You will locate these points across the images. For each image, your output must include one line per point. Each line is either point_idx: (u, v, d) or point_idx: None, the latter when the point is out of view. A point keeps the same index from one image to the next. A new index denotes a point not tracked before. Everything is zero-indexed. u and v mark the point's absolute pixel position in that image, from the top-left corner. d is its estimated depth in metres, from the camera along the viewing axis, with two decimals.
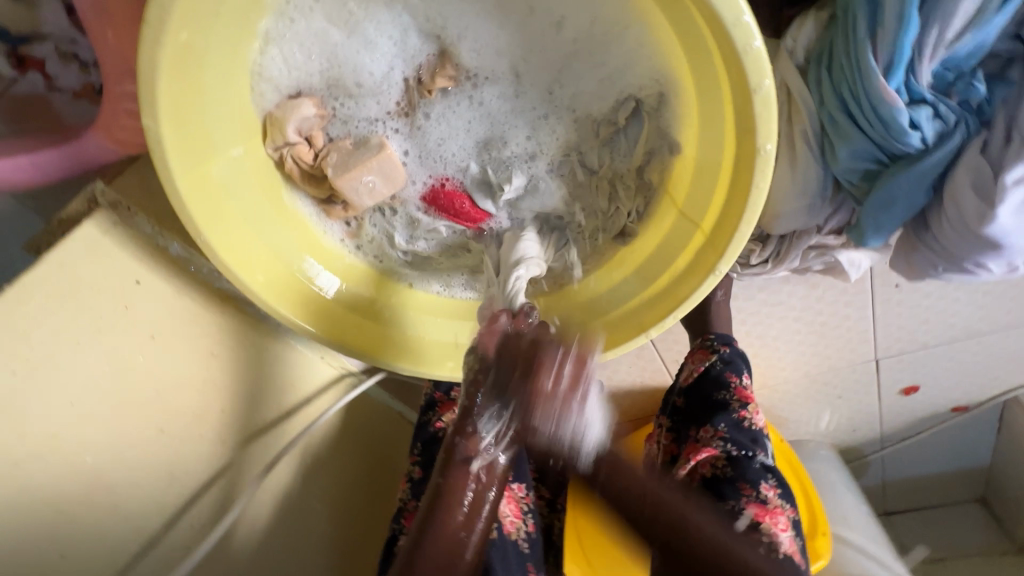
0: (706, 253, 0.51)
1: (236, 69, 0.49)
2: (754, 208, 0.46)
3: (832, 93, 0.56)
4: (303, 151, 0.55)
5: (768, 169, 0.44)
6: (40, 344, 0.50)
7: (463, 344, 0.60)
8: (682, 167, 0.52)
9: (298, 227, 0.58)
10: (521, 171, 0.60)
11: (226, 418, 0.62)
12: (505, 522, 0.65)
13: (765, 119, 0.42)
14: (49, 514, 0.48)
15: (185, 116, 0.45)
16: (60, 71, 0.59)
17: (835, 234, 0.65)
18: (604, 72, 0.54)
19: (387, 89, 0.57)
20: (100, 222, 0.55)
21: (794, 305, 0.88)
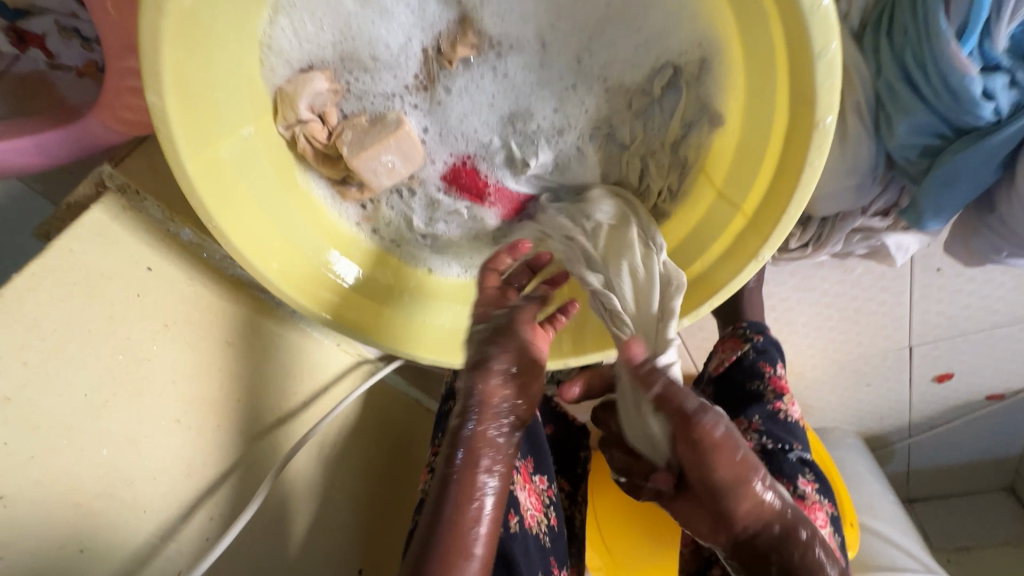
0: (747, 236, 0.46)
1: (246, 40, 0.46)
2: (805, 188, 0.42)
3: (889, 61, 0.54)
4: (317, 129, 0.52)
5: (827, 144, 0.40)
6: (51, 334, 0.48)
7: None
8: (724, 142, 0.49)
9: (313, 211, 0.55)
10: (548, 146, 0.57)
11: (244, 406, 0.61)
12: (526, 515, 0.63)
13: (827, 89, 0.38)
14: (66, 510, 0.47)
15: (192, 89, 0.41)
16: (62, 48, 0.57)
17: (881, 216, 0.64)
18: (642, 38, 0.51)
19: (404, 63, 0.53)
20: (109, 208, 0.54)
21: (826, 290, 0.83)
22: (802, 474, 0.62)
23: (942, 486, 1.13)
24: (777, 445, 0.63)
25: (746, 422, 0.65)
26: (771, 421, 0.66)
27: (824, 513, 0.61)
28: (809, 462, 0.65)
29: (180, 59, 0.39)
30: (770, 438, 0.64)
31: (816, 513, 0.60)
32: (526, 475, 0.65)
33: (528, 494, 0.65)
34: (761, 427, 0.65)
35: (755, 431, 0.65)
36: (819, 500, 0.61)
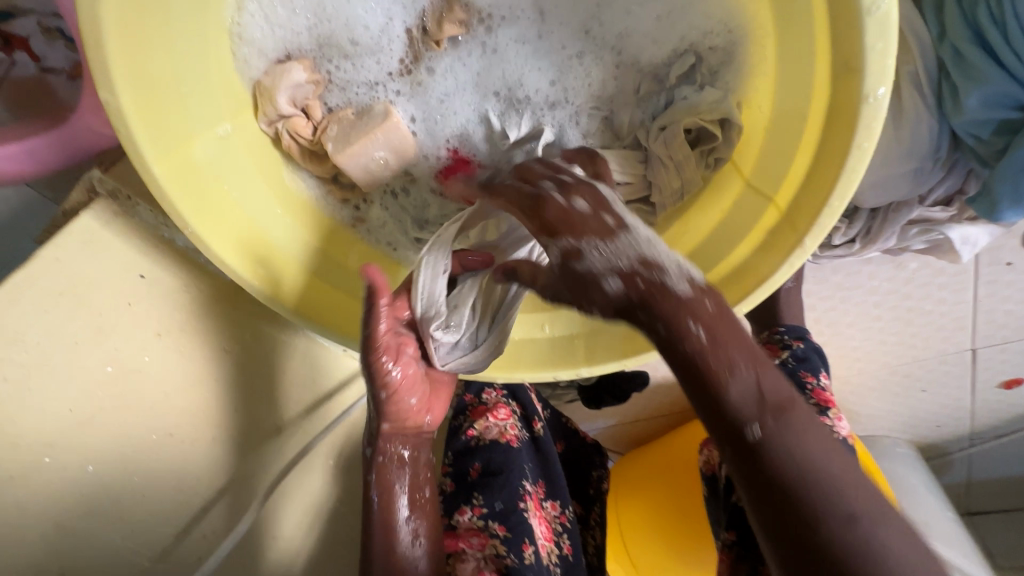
0: (781, 233, 0.39)
1: (211, 29, 0.43)
2: (852, 175, 0.34)
3: (956, 20, 0.47)
4: (300, 124, 0.49)
5: (879, 122, 0.32)
6: (33, 348, 0.48)
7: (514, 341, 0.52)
8: (755, 125, 0.43)
9: (303, 213, 0.50)
10: (532, 119, 0.53)
11: (239, 418, 0.56)
12: (540, 544, 0.61)
13: (882, 52, 0.31)
14: (47, 527, 0.47)
15: (147, 82, 0.37)
16: (48, 50, 0.56)
17: (942, 206, 0.56)
18: (664, 9, 0.48)
19: (387, 45, 0.52)
20: (100, 213, 0.51)
21: (875, 288, 0.75)
22: None
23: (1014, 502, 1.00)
24: None
25: None
26: None
27: None
28: None
29: (133, 52, 0.36)
30: None
31: None
32: (538, 501, 0.64)
33: (540, 521, 0.63)
34: None
35: None
36: None
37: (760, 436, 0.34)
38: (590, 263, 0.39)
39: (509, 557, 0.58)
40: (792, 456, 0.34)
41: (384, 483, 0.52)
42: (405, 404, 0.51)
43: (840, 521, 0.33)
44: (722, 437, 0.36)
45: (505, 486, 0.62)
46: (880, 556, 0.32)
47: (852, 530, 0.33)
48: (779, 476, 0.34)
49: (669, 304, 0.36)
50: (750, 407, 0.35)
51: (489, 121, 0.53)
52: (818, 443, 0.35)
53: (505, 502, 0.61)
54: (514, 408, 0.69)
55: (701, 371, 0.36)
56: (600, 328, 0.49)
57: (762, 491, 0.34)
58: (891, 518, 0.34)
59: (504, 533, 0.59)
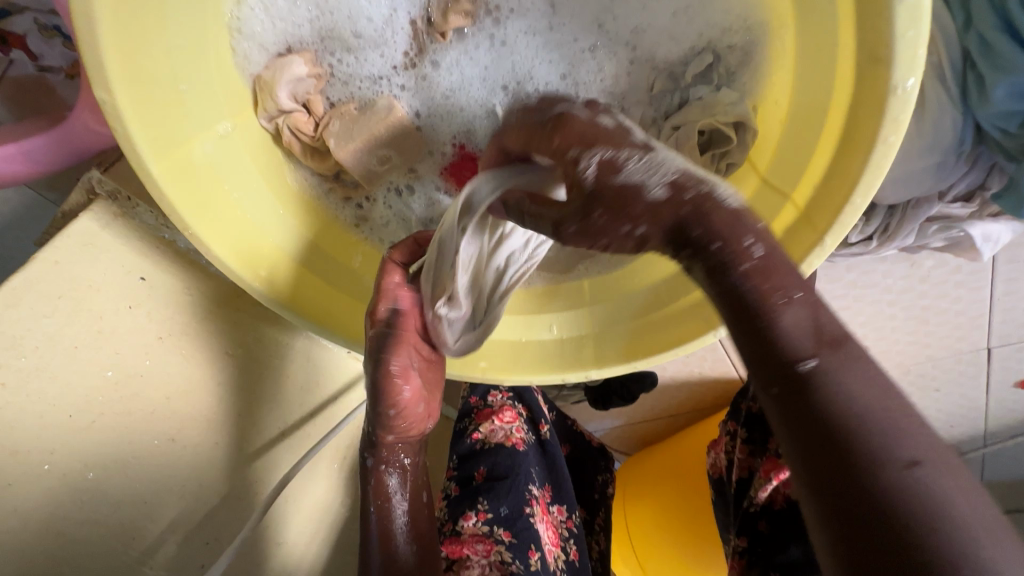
0: (798, 230, 0.37)
1: (210, 24, 0.42)
2: (877, 170, 0.32)
3: (983, 7, 0.45)
4: (302, 120, 0.48)
5: (908, 114, 0.31)
6: (31, 353, 0.46)
7: (523, 342, 0.51)
8: (771, 119, 0.41)
9: (306, 213, 0.49)
10: None
11: (241, 422, 0.55)
12: (545, 551, 0.60)
13: (914, 40, 0.29)
14: (46, 537, 0.46)
15: (143, 77, 0.36)
16: (45, 49, 0.54)
17: (962, 202, 0.54)
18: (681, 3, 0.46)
19: (391, 37, 0.50)
20: (99, 215, 0.49)
21: (890, 286, 0.73)
22: None
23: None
24: None
25: None
26: None
27: None
28: None
29: (130, 49, 0.35)
30: None
31: None
32: (544, 506, 0.63)
33: (546, 526, 0.62)
34: None
35: None
36: None
37: (813, 367, 0.30)
38: (624, 176, 0.32)
39: (514, 564, 0.57)
40: (849, 399, 0.29)
41: (381, 491, 0.51)
42: (414, 410, 0.49)
43: (901, 464, 0.27)
44: (764, 373, 0.31)
45: (512, 491, 0.61)
46: (953, 523, 0.25)
47: (918, 482, 0.26)
48: (828, 416, 0.29)
49: (719, 214, 0.31)
50: (802, 338, 0.30)
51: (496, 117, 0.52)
52: (883, 392, 0.29)
53: (511, 508, 0.60)
54: (520, 411, 0.68)
55: (747, 297, 0.31)
56: (606, 331, 0.49)
57: (814, 435, 0.29)
58: (956, 466, 0.28)
59: (510, 539, 0.58)
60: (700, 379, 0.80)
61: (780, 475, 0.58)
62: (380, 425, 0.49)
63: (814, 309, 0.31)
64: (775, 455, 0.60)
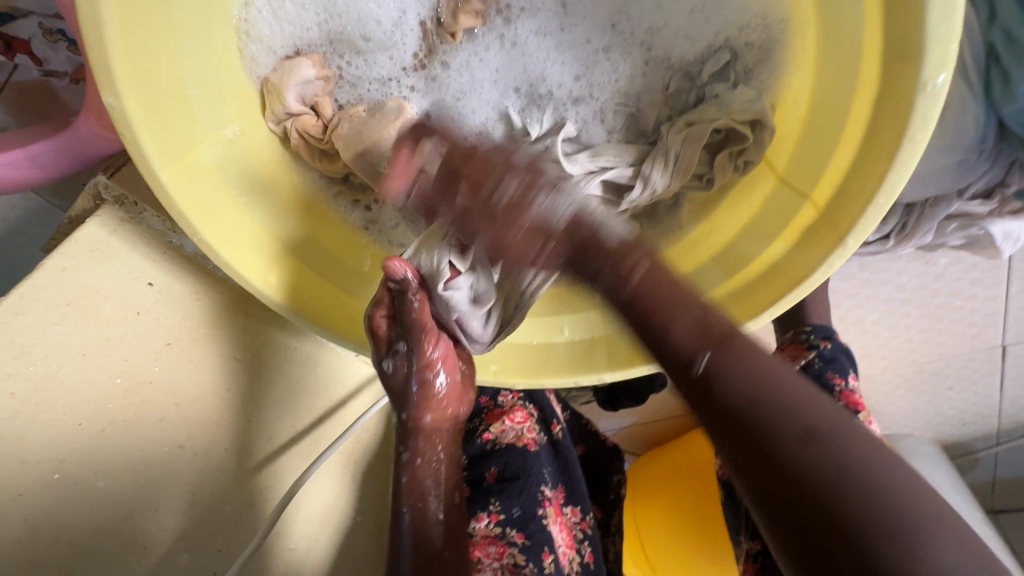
0: (818, 231, 0.37)
1: (216, 27, 0.41)
2: (903, 169, 0.32)
3: (1007, 1, 0.45)
4: (310, 122, 0.47)
5: (936, 112, 0.30)
6: (40, 362, 0.46)
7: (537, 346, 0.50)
8: (789, 116, 0.41)
9: (315, 216, 0.49)
10: (555, 115, 0.51)
11: (250, 427, 0.55)
12: (559, 553, 0.59)
13: (944, 37, 0.29)
14: (59, 546, 0.45)
15: (151, 82, 0.35)
16: (51, 53, 0.53)
17: (981, 200, 0.53)
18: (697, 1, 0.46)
19: (400, 40, 0.50)
20: (106, 220, 0.49)
21: (904, 285, 0.72)
22: None
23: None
24: None
25: None
26: None
27: None
28: None
29: (141, 54, 0.34)
30: None
31: None
32: (558, 507, 0.63)
33: (559, 528, 0.61)
34: None
35: None
36: None
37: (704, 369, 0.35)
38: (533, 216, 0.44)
39: (527, 567, 0.56)
40: (743, 381, 0.34)
41: (415, 489, 0.51)
42: (453, 381, 0.50)
43: (797, 437, 0.32)
44: (676, 374, 0.37)
45: (523, 493, 0.60)
46: (860, 486, 0.30)
47: (832, 435, 0.32)
48: (733, 404, 0.34)
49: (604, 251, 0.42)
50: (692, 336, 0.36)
51: (509, 118, 0.51)
52: (767, 364, 0.35)
53: (523, 509, 0.59)
54: (532, 412, 0.67)
55: (641, 323, 0.39)
56: (619, 331, 0.47)
57: (730, 426, 0.34)
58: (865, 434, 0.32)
59: (522, 541, 0.57)
60: None
61: None
62: (419, 406, 0.50)
63: (701, 318, 0.37)
64: None
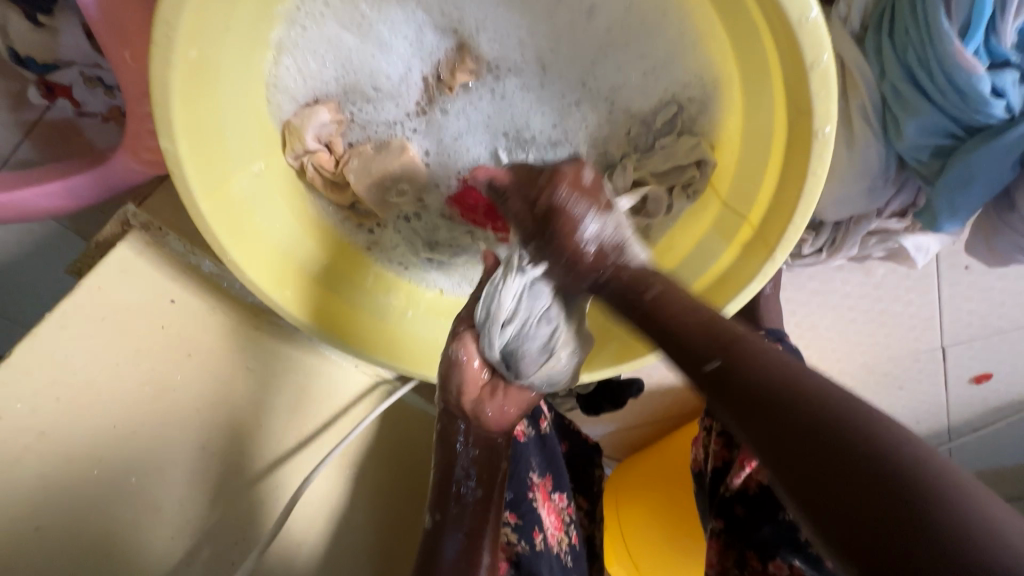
0: (754, 249, 0.46)
1: (250, 83, 0.48)
2: (810, 197, 0.41)
3: (893, 63, 0.55)
4: (324, 158, 0.54)
5: (828, 154, 0.40)
6: (80, 369, 0.51)
7: None
8: (727, 157, 0.49)
9: (322, 237, 0.56)
10: (538, 156, 0.58)
11: (262, 431, 0.61)
12: (547, 534, 0.65)
13: (824, 98, 0.38)
14: (97, 539, 0.50)
15: (201, 127, 0.43)
16: (89, 97, 0.60)
17: (898, 217, 0.63)
18: (647, 63, 0.52)
19: (406, 91, 0.57)
20: (134, 243, 0.55)
21: (848, 293, 0.81)
22: None
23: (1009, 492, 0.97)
24: None
25: None
26: None
27: None
28: None
29: (190, 106, 0.41)
30: None
31: None
32: (545, 492, 0.67)
33: (548, 512, 0.67)
34: None
35: None
36: None
37: (716, 366, 0.37)
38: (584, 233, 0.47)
39: (519, 544, 0.63)
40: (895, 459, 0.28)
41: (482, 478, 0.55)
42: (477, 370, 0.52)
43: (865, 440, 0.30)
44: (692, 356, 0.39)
45: (514, 477, 0.65)
46: (913, 455, 0.29)
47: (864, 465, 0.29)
48: (758, 393, 0.34)
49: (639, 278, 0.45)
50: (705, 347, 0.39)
51: (498, 156, 0.58)
52: (858, 410, 0.31)
53: (515, 493, 0.64)
54: None
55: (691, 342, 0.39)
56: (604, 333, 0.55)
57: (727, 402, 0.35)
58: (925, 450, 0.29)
59: (516, 520, 0.64)
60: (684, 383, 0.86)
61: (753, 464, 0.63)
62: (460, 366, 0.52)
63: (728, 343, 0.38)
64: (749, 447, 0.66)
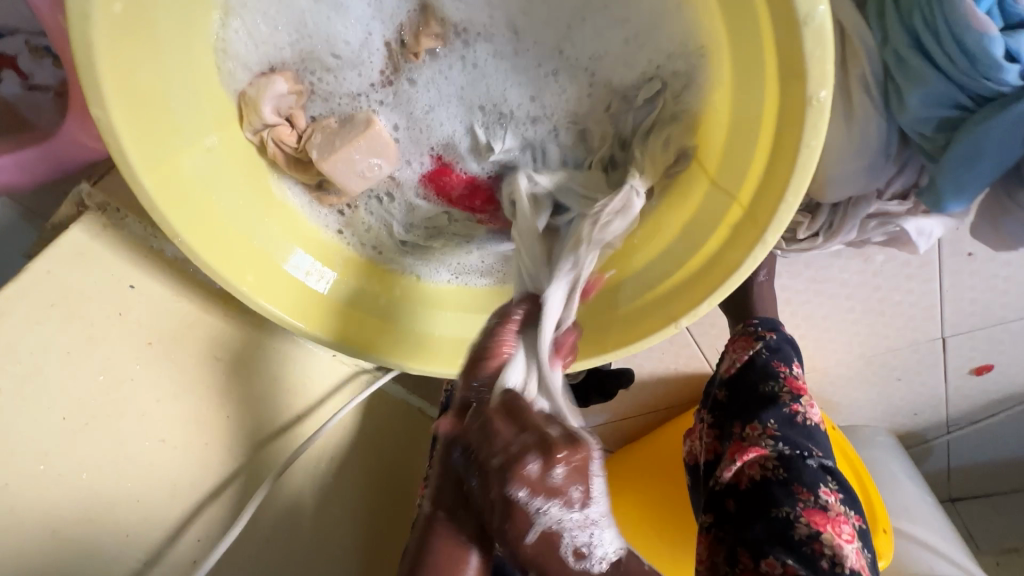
0: (743, 228, 0.43)
1: (196, 42, 0.44)
2: (802, 175, 0.39)
3: (897, 28, 0.51)
4: (285, 132, 0.50)
5: (824, 121, 0.37)
6: (26, 357, 0.48)
7: None
8: (713, 129, 0.46)
9: (286, 218, 0.53)
10: (514, 132, 0.54)
11: (230, 423, 0.58)
12: None
13: (820, 59, 0.35)
14: (42, 537, 0.47)
15: (137, 94, 0.40)
16: (35, 66, 0.56)
17: (898, 200, 0.60)
18: (629, 30, 0.48)
19: (368, 58, 0.51)
20: (89, 226, 0.52)
21: (846, 281, 0.78)
22: (824, 482, 0.59)
23: (1012, 486, 0.95)
24: (796, 451, 0.61)
25: (760, 427, 0.62)
26: (787, 426, 0.63)
27: (850, 525, 0.57)
28: (833, 471, 0.61)
29: (123, 64, 0.38)
30: (786, 445, 0.61)
31: (840, 526, 0.57)
32: None
33: None
34: (777, 432, 0.62)
35: (770, 437, 0.62)
36: (843, 511, 0.58)
37: None
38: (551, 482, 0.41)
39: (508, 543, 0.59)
40: None
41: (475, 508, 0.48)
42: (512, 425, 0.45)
43: None
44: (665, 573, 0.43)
45: None
46: None
47: None
48: None
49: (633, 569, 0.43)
50: None
51: (474, 133, 0.55)
52: None
53: None
54: None
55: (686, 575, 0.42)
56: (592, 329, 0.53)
57: None
58: None
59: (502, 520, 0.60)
60: (675, 374, 0.84)
61: (744, 456, 0.62)
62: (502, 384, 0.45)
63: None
64: (739, 438, 0.63)
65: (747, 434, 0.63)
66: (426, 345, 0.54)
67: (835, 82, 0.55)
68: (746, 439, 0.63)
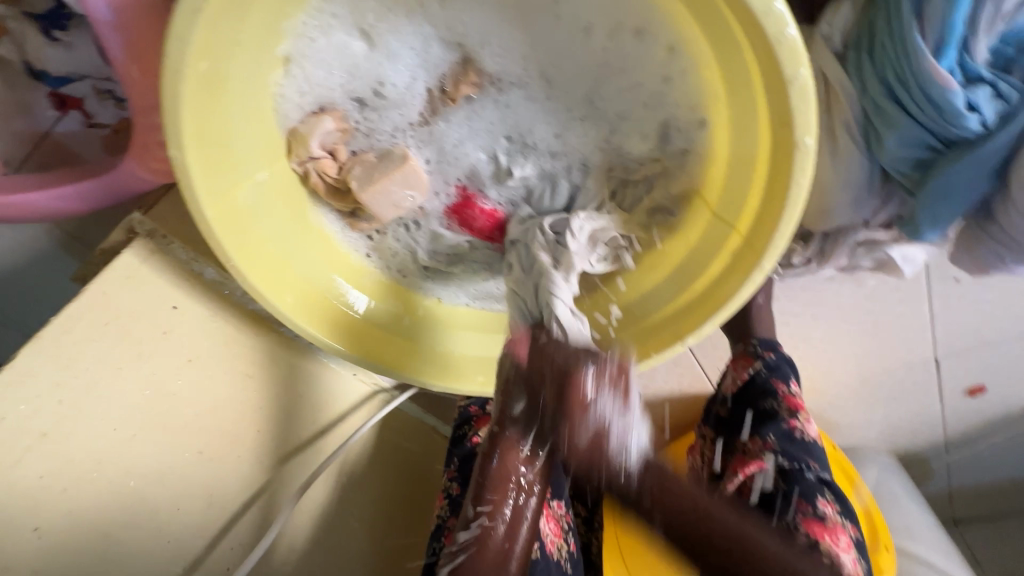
0: (744, 254, 0.49)
1: (258, 92, 0.49)
2: (794, 208, 0.45)
3: (873, 79, 0.57)
4: (327, 165, 0.55)
5: (809, 163, 0.43)
6: (84, 372, 0.52)
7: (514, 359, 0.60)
8: (715, 170, 0.51)
9: (323, 243, 0.58)
10: (536, 163, 0.59)
11: (262, 437, 0.62)
12: (546, 541, 0.65)
13: (803, 112, 0.41)
14: (94, 539, 0.50)
15: (209, 133, 0.45)
16: (99, 108, 0.62)
17: (885, 229, 0.65)
18: (643, 92, 0.52)
19: (410, 100, 0.55)
20: (138, 251, 0.57)
21: (841, 304, 0.82)
22: (821, 494, 0.62)
23: (1010, 505, 0.97)
24: (794, 465, 0.64)
25: (761, 442, 0.66)
26: (787, 441, 0.66)
27: (847, 536, 0.60)
28: (830, 483, 0.65)
29: (198, 112, 0.43)
30: (786, 458, 0.64)
31: (838, 536, 0.59)
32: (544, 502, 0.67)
33: (547, 519, 0.67)
34: (777, 446, 0.65)
35: (770, 451, 0.65)
36: (840, 523, 0.60)
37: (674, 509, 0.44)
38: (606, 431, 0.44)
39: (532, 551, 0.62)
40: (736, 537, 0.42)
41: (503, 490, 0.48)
42: None
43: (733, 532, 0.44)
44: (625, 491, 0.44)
45: None
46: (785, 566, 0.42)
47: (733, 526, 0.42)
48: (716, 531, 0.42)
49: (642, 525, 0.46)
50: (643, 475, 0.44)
51: (497, 159, 0.59)
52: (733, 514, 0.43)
53: None
54: None
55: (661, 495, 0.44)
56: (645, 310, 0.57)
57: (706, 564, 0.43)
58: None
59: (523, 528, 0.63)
60: (680, 394, 0.87)
61: (745, 470, 0.65)
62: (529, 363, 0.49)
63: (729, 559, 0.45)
64: (742, 454, 0.67)
65: (749, 449, 0.67)
66: (446, 361, 0.60)
67: (821, 125, 0.61)
68: (749, 453, 0.66)
